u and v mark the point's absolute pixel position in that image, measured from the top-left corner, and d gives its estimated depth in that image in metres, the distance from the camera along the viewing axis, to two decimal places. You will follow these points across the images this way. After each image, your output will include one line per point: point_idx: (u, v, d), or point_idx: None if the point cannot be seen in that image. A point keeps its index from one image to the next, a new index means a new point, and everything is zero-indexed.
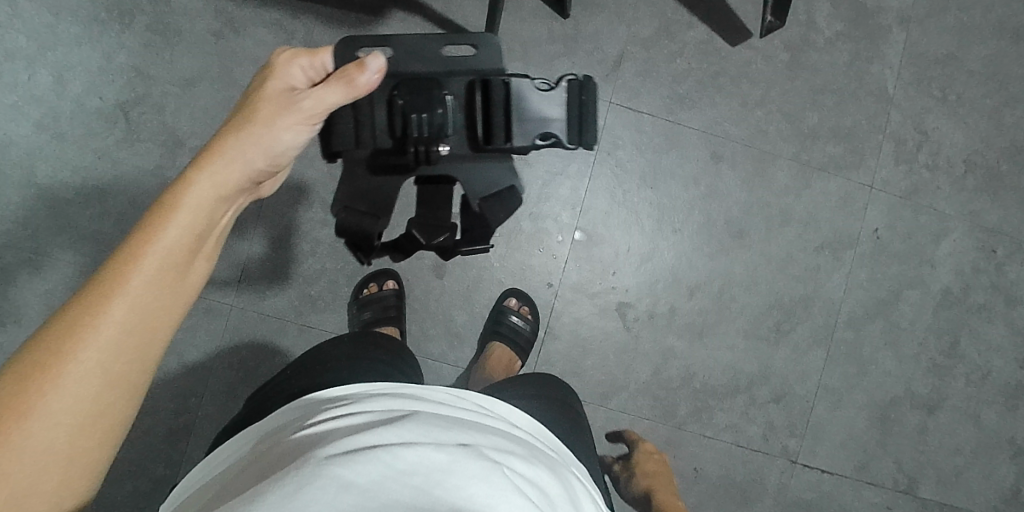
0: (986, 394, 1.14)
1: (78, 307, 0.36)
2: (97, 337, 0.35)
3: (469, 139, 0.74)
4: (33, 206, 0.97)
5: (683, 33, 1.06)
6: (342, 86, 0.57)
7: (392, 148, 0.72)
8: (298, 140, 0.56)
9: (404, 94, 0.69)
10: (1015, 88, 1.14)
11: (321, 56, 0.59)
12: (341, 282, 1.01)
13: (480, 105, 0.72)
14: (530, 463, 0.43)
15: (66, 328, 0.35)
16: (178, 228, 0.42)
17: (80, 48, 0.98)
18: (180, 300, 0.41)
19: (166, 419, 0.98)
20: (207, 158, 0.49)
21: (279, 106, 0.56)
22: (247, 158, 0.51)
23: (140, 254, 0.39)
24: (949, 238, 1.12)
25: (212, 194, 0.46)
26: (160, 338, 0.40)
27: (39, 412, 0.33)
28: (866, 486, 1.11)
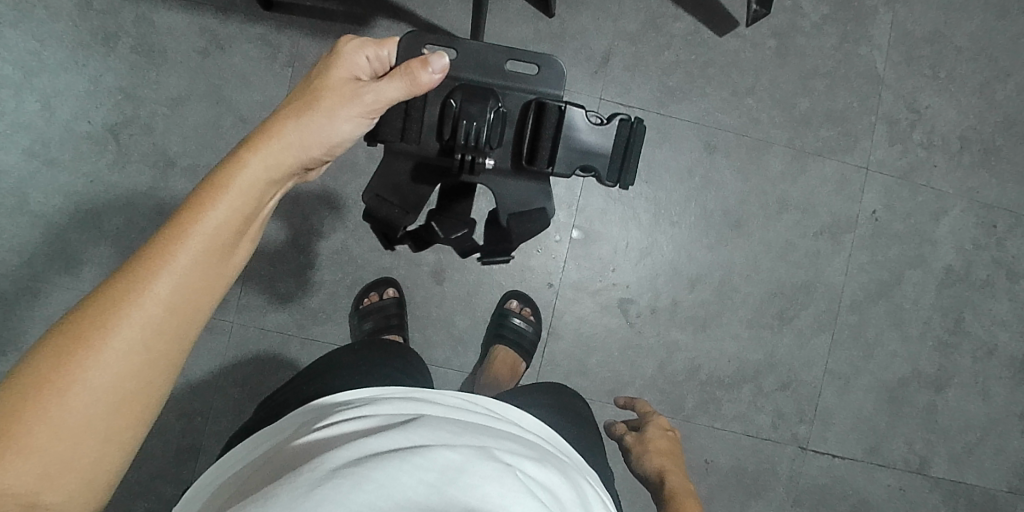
0: (994, 369, 1.14)
1: (122, 284, 0.37)
2: (138, 314, 0.37)
3: (511, 155, 0.71)
4: (28, 233, 0.96)
5: (670, 26, 1.06)
6: (405, 81, 0.56)
7: (436, 153, 0.70)
8: (354, 132, 0.56)
9: (460, 100, 0.66)
10: (1005, 62, 1.14)
11: (387, 46, 0.59)
12: (341, 293, 1.01)
13: (530, 127, 0.69)
14: (542, 467, 0.42)
15: (107, 305, 0.37)
16: (226, 209, 0.43)
17: (66, 73, 0.97)
18: (217, 286, 0.42)
19: (173, 440, 0.97)
20: (264, 139, 0.48)
21: (342, 95, 0.55)
22: (303, 143, 0.51)
23: (186, 232, 0.40)
24: (948, 215, 1.12)
25: (264, 176, 0.46)
26: (197, 321, 0.41)
27: (78, 386, 0.35)
28: (878, 468, 1.11)
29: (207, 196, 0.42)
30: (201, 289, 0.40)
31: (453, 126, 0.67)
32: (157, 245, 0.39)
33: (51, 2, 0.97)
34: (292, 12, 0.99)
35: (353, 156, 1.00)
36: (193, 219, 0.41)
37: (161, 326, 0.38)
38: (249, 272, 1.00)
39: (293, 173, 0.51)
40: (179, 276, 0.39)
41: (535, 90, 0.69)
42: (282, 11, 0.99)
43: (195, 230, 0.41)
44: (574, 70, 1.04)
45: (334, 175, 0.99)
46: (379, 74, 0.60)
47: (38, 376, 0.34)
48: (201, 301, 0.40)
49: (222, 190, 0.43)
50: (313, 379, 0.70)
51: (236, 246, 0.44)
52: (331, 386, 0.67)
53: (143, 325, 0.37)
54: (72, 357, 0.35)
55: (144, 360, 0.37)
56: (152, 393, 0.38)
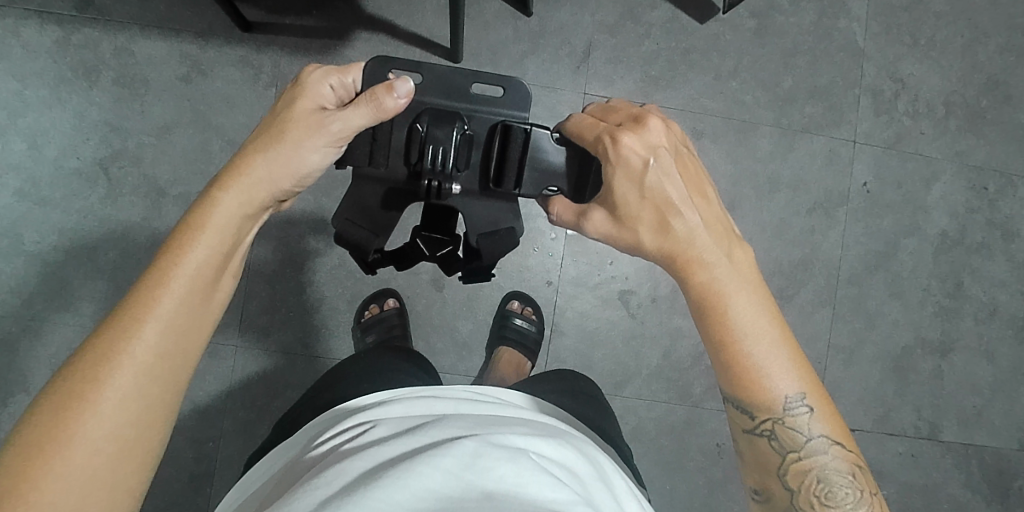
0: (996, 331, 1.15)
1: (113, 334, 0.40)
2: (130, 361, 0.39)
3: (479, 178, 0.64)
4: (27, 273, 0.97)
5: (648, 15, 1.06)
6: (371, 107, 0.54)
7: (405, 178, 0.64)
8: (325, 161, 0.55)
9: (426, 123, 0.61)
10: (984, 23, 1.14)
11: (352, 73, 0.57)
12: (342, 309, 1.01)
13: (495, 149, 0.63)
14: (556, 445, 0.43)
15: (102, 356, 0.39)
16: (204, 249, 0.45)
17: (50, 111, 0.97)
18: (202, 324, 0.44)
19: (188, 467, 0.98)
20: (234, 174, 0.50)
21: (307, 125, 0.53)
22: (276, 176, 0.51)
23: (167, 276, 0.43)
24: (938, 181, 1.13)
25: (239, 211, 0.48)
26: (186, 359, 0.43)
27: (82, 435, 0.37)
28: (889, 437, 1.11)
29: (183, 239, 0.44)
30: (186, 329, 0.43)
31: (419, 151, 0.62)
32: (141, 290, 0.42)
33: (30, 41, 0.97)
34: (271, 32, 0.99)
35: (343, 172, 1.00)
36: (175, 262, 0.43)
37: (153, 369, 0.40)
38: (249, 295, 1.00)
39: (268, 206, 0.52)
40: (165, 319, 0.41)
41: (502, 112, 0.63)
42: (261, 32, 0.99)
43: (177, 273, 0.43)
44: (556, 67, 1.04)
45: (326, 191, 0.99)
46: (346, 100, 0.58)
47: (41, 433, 0.36)
48: (188, 339, 0.43)
49: (197, 230, 0.45)
50: (324, 392, 0.70)
51: (218, 282, 0.46)
52: (339, 396, 0.67)
53: (136, 369, 0.40)
54: (71, 409, 0.37)
55: (139, 403, 0.40)
56: (150, 433, 0.40)
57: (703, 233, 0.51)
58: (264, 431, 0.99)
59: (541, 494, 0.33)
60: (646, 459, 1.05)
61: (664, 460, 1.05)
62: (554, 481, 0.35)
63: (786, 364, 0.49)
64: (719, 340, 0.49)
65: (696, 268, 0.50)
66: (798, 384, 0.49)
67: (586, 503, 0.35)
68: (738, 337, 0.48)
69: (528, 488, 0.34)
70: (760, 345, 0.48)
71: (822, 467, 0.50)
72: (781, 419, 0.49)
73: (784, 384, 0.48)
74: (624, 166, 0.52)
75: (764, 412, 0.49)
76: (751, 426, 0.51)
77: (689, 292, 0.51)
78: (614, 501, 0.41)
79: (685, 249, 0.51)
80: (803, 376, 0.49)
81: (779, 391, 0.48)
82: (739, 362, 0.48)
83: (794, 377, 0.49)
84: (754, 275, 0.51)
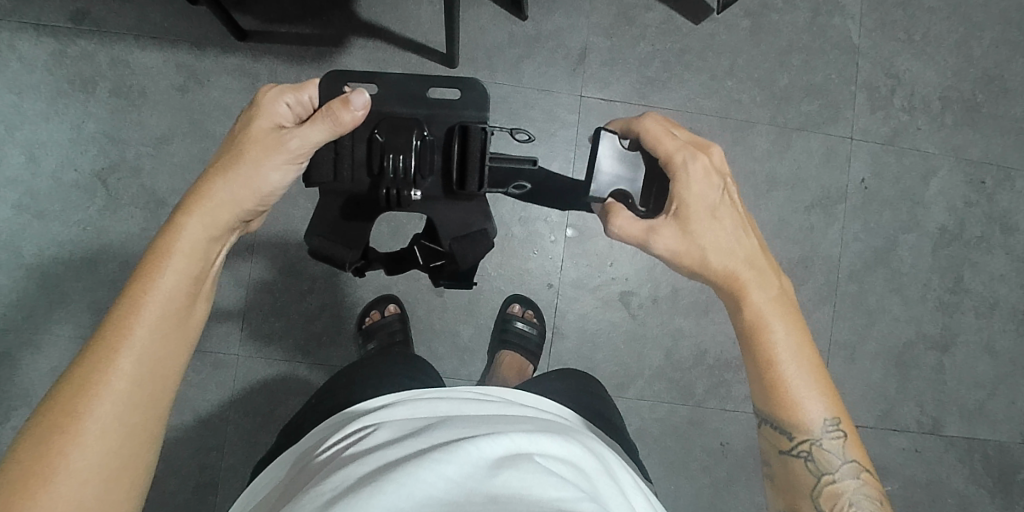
0: (997, 324, 1.15)
1: (91, 364, 0.42)
2: (110, 391, 0.42)
3: (442, 182, 0.65)
4: (27, 286, 0.96)
5: (643, 17, 1.07)
6: (329, 122, 0.54)
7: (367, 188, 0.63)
8: (286, 180, 0.55)
9: (384, 132, 0.60)
10: (978, 18, 1.14)
11: (308, 89, 0.57)
12: (342, 315, 1.01)
13: (456, 151, 0.62)
14: (562, 442, 0.43)
15: (81, 387, 0.41)
16: (173, 276, 0.47)
17: (47, 124, 0.97)
18: (178, 347, 0.47)
19: (192, 477, 0.98)
20: (197, 201, 0.51)
21: (265, 146, 0.53)
22: (240, 199, 0.53)
23: (138, 306, 0.45)
24: (936, 176, 1.13)
25: (206, 236, 0.50)
26: (166, 382, 0.45)
27: (66, 468, 0.39)
28: (891, 433, 1.11)
29: (151, 268, 0.47)
30: (161, 354, 0.45)
31: (381, 159, 0.61)
32: (115, 321, 0.44)
33: (26, 54, 0.97)
34: (267, 40, 0.99)
35: None
36: (145, 291, 0.46)
37: (131, 395, 0.43)
38: (250, 303, 1.00)
39: (233, 229, 0.54)
40: (138, 348, 0.44)
41: (459, 114, 0.63)
42: (257, 40, 0.99)
43: (147, 302, 0.45)
44: (553, 70, 1.05)
45: None
46: (304, 117, 0.57)
47: (30, 467, 0.38)
48: (164, 365, 0.45)
49: (167, 259, 0.48)
50: (329, 396, 0.70)
51: (191, 306, 0.48)
52: (343, 404, 0.66)
53: (115, 396, 0.42)
54: (56, 444, 0.39)
55: (122, 427, 0.42)
56: (135, 458, 0.42)
57: (754, 257, 0.54)
58: (267, 440, 0.98)
59: (548, 494, 0.33)
60: (651, 460, 1.05)
61: (669, 461, 1.05)
62: (559, 482, 0.35)
63: (816, 392, 0.51)
64: (767, 357, 0.51)
65: (748, 290, 0.53)
66: (831, 409, 0.51)
67: (593, 501, 0.35)
68: (781, 358, 0.51)
69: (533, 489, 0.33)
70: (800, 367, 0.51)
71: (853, 493, 0.51)
72: (817, 441, 0.51)
73: (813, 412, 0.51)
74: (699, 189, 0.54)
75: (802, 432, 0.51)
76: (786, 446, 0.53)
77: (740, 311, 0.53)
78: (622, 496, 0.41)
79: (736, 267, 0.54)
80: (832, 409, 0.52)
81: (811, 416, 0.51)
82: (780, 378, 0.51)
83: (820, 409, 0.51)
84: (791, 306, 0.54)
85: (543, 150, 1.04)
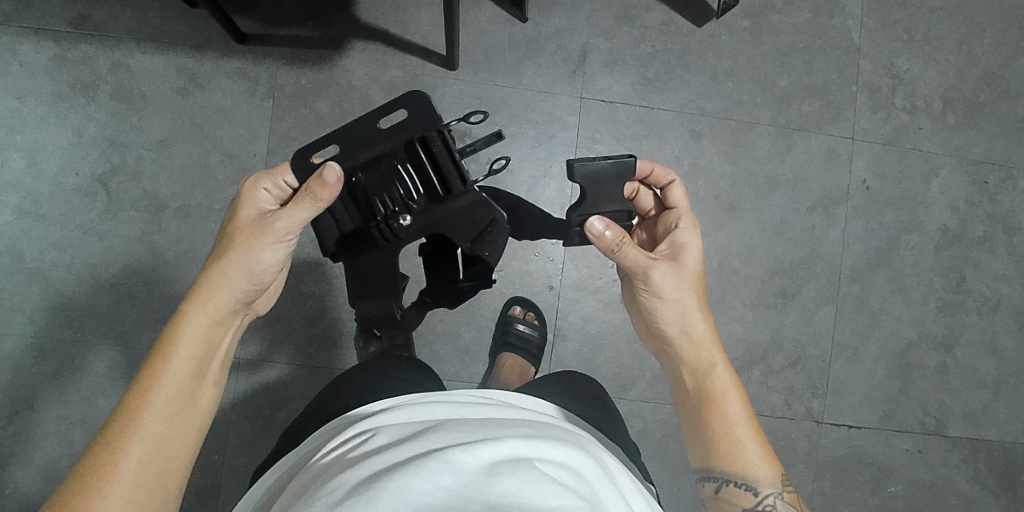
0: (1000, 325, 1.14)
1: (103, 450, 0.47)
2: (120, 471, 0.47)
3: (430, 197, 0.64)
4: (28, 290, 0.96)
5: (643, 18, 1.06)
6: (309, 201, 0.57)
7: (364, 228, 0.65)
8: (276, 258, 0.60)
9: (354, 174, 0.61)
10: (979, 17, 1.14)
11: (284, 174, 0.61)
12: (343, 318, 1.01)
13: (428, 168, 0.63)
14: (560, 447, 0.42)
15: (93, 471, 0.46)
16: (179, 362, 0.53)
17: (48, 128, 0.97)
18: (184, 430, 0.52)
19: (193, 481, 0.97)
20: (199, 291, 0.57)
21: (252, 232, 0.58)
22: (236, 286, 0.58)
23: (148, 393, 0.51)
24: (938, 176, 1.12)
25: (207, 321, 0.56)
26: (175, 462, 0.50)
27: None
28: (894, 434, 1.11)
29: (160, 356, 0.53)
30: (167, 437, 0.50)
31: (365, 200, 0.63)
32: (127, 408, 0.50)
33: (26, 58, 0.97)
34: (267, 43, 0.99)
35: None
36: (153, 379, 0.52)
37: (141, 476, 0.47)
38: None
39: (233, 314, 0.60)
40: (146, 432, 0.49)
41: (413, 129, 0.62)
42: (257, 43, 0.99)
43: (156, 389, 0.51)
44: (553, 72, 1.05)
45: None
46: (285, 199, 0.62)
47: None
48: (170, 446, 0.50)
49: (176, 344, 0.54)
50: (328, 400, 0.70)
51: (196, 388, 0.54)
52: (342, 408, 0.67)
53: (128, 474, 0.47)
54: None
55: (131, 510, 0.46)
56: None
57: (705, 325, 0.63)
58: (269, 443, 0.98)
59: (547, 502, 0.32)
60: (653, 462, 1.04)
61: (671, 463, 1.05)
62: (559, 490, 0.34)
63: (766, 450, 0.57)
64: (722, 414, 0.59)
65: (703, 358, 0.62)
66: (778, 468, 0.57)
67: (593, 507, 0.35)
68: (735, 415, 0.58)
69: (532, 498, 0.33)
70: (751, 425, 0.58)
71: None
72: (777, 495, 0.56)
73: (765, 468, 0.56)
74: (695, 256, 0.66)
75: (762, 486, 0.56)
76: (752, 503, 0.55)
77: (697, 376, 0.62)
78: (621, 499, 0.41)
79: (687, 332, 0.63)
80: (778, 468, 0.58)
81: (766, 472, 0.56)
82: (736, 433, 0.57)
83: (770, 466, 0.57)
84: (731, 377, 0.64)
85: (543, 152, 1.04)
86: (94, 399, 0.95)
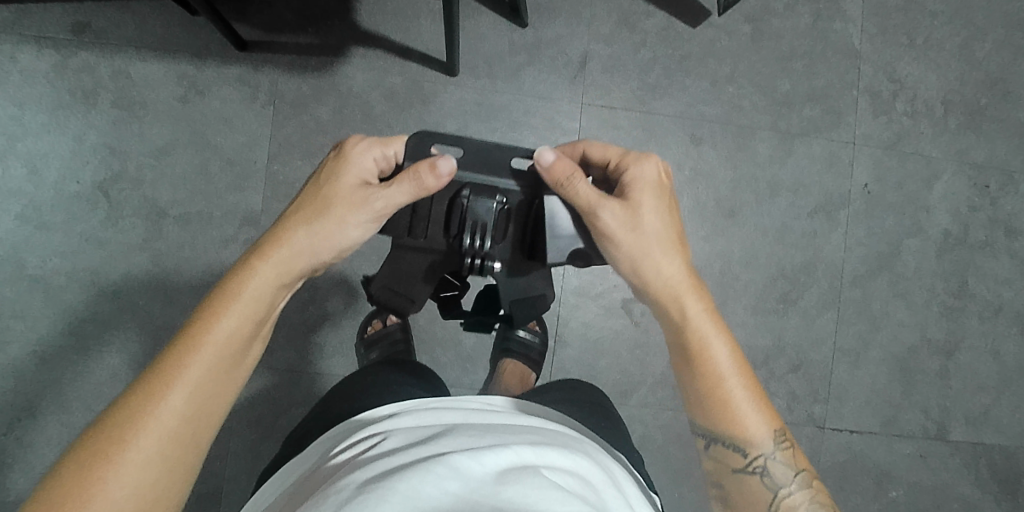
0: (1002, 329, 1.14)
1: (144, 394, 0.44)
2: (157, 424, 0.44)
3: (513, 249, 0.67)
4: (28, 298, 0.96)
5: (643, 23, 1.06)
6: (413, 185, 0.55)
7: (441, 248, 0.66)
8: (362, 235, 0.57)
9: (470, 194, 0.63)
10: (979, 21, 1.14)
11: (394, 145, 0.59)
12: (344, 324, 1.01)
13: (529, 226, 0.65)
14: (568, 454, 0.42)
15: (132, 416, 0.43)
16: (235, 320, 0.49)
17: (49, 136, 0.97)
18: (224, 392, 0.48)
19: (194, 487, 0.97)
20: (269, 246, 0.54)
21: (348, 203, 0.56)
22: (310, 250, 0.55)
23: (198, 345, 0.47)
24: (939, 181, 1.12)
25: (271, 281, 0.52)
26: (211, 424, 0.47)
27: (102, 494, 0.41)
28: (896, 439, 1.10)
29: (217, 309, 0.49)
30: (209, 395, 0.47)
31: (459, 223, 0.64)
32: (174, 356, 0.46)
33: (26, 65, 0.97)
34: (267, 50, 1.00)
35: None
36: (205, 332, 0.48)
37: (177, 433, 0.45)
38: None
39: (299, 278, 0.56)
40: (190, 387, 0.46)
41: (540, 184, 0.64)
42: (257, 51, 0.99)
43: (206, 343, 0.47)
44: (553, 78, 1.05)
45: None
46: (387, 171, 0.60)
47: (66, 489, 0.40)
48: (210, 405, 0.47)
49: (233, 302, 0.50)
50: (333, 403, 0.70)
51: (247, 348, 0.50)
52: (342, 414, 0.67)
53: (158, 435, 0.44)
54: (97, 469, 0.41)
55: (162, 463, 0.44)
56: (168, 493, 0.44)
57: (675, 267, 0.58)
58: (271, 450, 0.98)
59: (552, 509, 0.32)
60: (655, 468, 1.04)
61: (672, 469, 1.04)
62: (565, 497, 0.34)
63: (759, 406, 0.56)
64: (704, 374, 0.55)
65: (676, 302, 0.57)
66: (772, 425, 0.56)
67: None
68: (727, 374, 0.55)
69: (538, 504, 0.32)
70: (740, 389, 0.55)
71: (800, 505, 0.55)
72: (767, 455, 0.55)
73: (758, 426, 0.55)
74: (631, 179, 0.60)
75: (755, 448, 0.55)
76: (742, 463, 0.56)
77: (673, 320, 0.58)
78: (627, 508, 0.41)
79: (666, 283, 0.58)
80: (773, 421, 0.56)
81: (762, 433, 0.55)
82: (721, 395, 0.55)
83: (766, 423, 0.56)
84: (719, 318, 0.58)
85: None
86: (95, 406, 0.95)
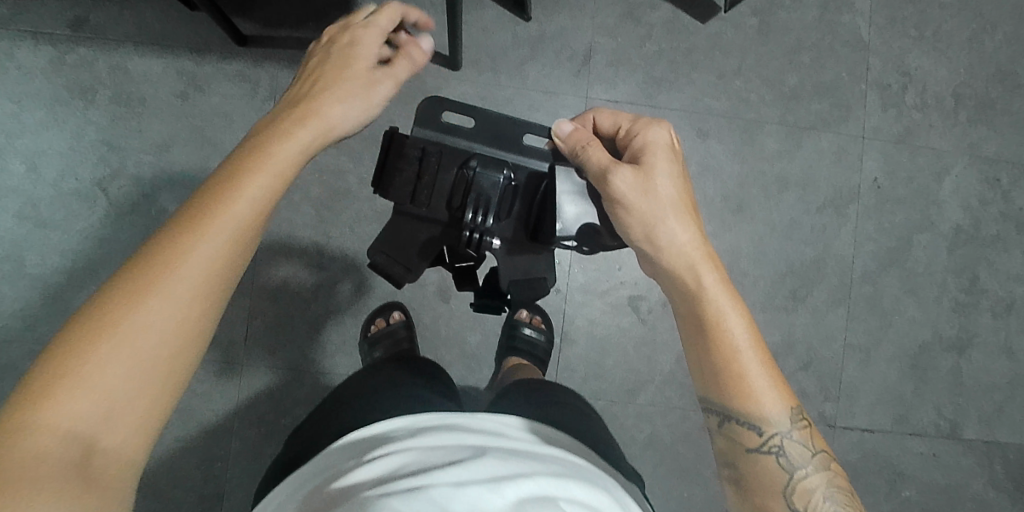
0: (1015, 325, 1.12)
1: (177, 233, 0.40)
2: (190, 260, 0.39)
3: (514, 226, 0.73)
4: (27, 297, 0.95)
5: (648, 16, 1.05)
6: (409, 63, 0.60)
7: (445, 219, 0.71)
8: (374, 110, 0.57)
9: (478, 164, 0.68)
10: (989, 12, 1.12)
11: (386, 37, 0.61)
12: (347, 323, 1.00)
13: (536, 202, 0.71)
14: (591, 487, 0.41)
15: (163, 251, 0.39)
16: (271, 172, 0.46)
17: (48, 133, 0.96)
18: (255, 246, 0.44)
19: (195, 489, 0.96)
20: (299, 112, 0.51)
21: (357, 76, 0.56)
22: (335, 117, 0.53)
23: (232, 190, 0.43)
24: (950, 174, 1.10)
25: (302, 143, 0.49)
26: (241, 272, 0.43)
27: (130, 328, 0.36)
28: (908, 437, 1.08)
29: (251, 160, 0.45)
30: (242, 240, 0.42)
31: (464, 194, 0.69)
32: (207, 197, 0.42)
33: (25, 62, 0.96)
34: (268, 46, 0.98)
35: (345, 186, 1.00)
36: (238, 179, 0.44)
37: (209, 272, 0.40)
38: (254, 312, 0.99)
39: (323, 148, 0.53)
40: (225, 229, 0.41)
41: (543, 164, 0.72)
42: (257, 46, 0.98)
43: (240, 190, 0.43)
44: (557, 72, 1.03)
45: (326, 205, 0.99)
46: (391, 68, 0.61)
47: (92, 324, 0.36)
48: (242, 253, 0.43)
49: (251, 172, 0.45)
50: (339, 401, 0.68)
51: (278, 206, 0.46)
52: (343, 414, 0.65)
53: (191, 273, 0.39)
54: (127, 303, 0.37)
55: (194, 303, 0.39)
56: (196, 341, 0.40)
57: (688, 233, 0.58)
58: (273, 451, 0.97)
59: None
60: (662, 469, 1.02)
61: (680, 468, 1.02)
62: None
63: (774, 379, 0.54)
64: (718, 345, 0.53)
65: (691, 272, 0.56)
66: (787, 403, 0.54)
67: None
68: (742, 349, 0.53)
69: None
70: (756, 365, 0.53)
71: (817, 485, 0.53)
72: (782, 434, 0.53)
73: (775, 406, 0.53)
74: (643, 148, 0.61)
75: (770, 426, 0.53)
76: (757, 443, 0.54)
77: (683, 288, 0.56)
78: None
79: (679, 249, 0.57)
80: (789, 401, 0.55)
81: (777, 408, 0.53)
82: (734, 370, 0.53)
83: (781, 401, 0.54)
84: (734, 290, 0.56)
85: None
86: None
